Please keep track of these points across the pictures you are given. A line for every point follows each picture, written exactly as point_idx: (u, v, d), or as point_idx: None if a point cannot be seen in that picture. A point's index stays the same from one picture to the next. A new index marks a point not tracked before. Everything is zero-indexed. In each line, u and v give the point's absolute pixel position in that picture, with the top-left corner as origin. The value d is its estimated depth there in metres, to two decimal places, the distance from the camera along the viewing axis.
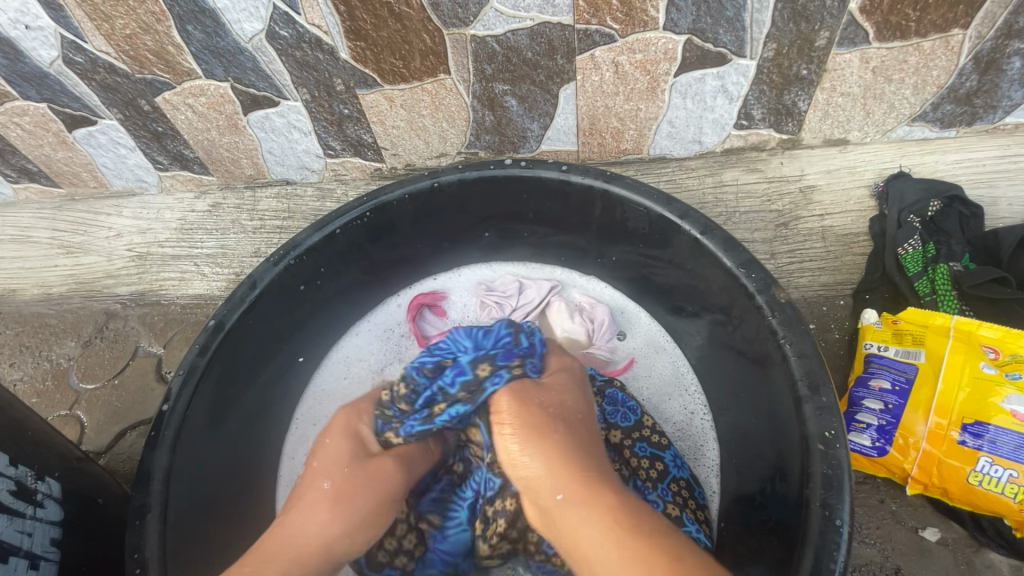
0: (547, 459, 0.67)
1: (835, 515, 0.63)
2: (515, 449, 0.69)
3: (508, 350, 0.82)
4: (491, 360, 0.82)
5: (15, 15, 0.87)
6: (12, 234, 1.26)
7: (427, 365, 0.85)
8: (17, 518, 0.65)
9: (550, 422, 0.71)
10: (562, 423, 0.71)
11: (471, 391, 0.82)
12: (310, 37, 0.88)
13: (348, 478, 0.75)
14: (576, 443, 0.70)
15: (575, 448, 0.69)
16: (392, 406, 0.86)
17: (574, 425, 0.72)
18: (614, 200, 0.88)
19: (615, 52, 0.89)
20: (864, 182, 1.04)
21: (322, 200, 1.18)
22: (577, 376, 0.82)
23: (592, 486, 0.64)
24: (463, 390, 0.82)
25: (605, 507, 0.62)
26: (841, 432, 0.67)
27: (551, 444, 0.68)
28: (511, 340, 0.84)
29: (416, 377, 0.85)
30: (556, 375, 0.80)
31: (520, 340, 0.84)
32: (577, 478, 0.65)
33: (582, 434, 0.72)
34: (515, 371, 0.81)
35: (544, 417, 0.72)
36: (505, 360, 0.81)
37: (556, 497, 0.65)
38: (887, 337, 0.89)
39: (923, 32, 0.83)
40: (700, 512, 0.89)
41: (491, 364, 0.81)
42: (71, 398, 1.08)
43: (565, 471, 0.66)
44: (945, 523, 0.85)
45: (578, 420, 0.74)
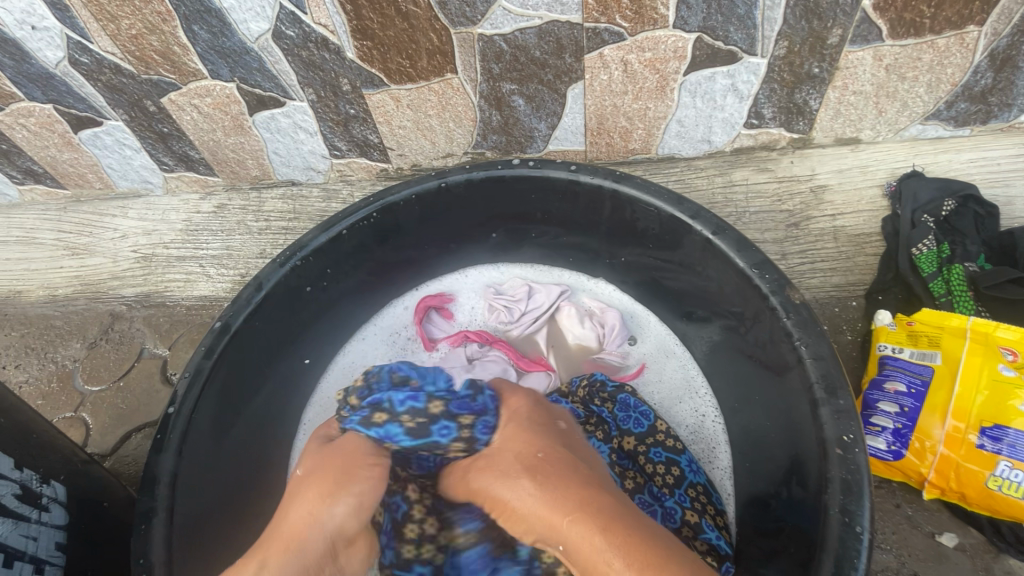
0: (531, 520, 0.64)
1: (855, 522, 0.62)
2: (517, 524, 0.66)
3: (464, 403, 0.82)
4: (445, 403, 0.82)
5: (21, 15, 0.86)
6: (17, 235, 1.26)
7: (399, 373, 0.87)
8: (22, 523, 0.64)
9: (516, 478, 0.67)
10: (528, 472, 0.67)
11: (413, 419, 0.81)
12: (316, 37, 0.88)
13: (319, 458, 0.74)
14: (551, 483, 0.66)
15: (553, 489, 0.65)
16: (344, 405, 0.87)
17: (540, 469, 0.68)
18: (624, 200, 0.87)
19: (624, 51, 0.88)
20: (876, 182, 1.02)
21: (327, 201, 1.18)
22: (523, 425, 0.75)
23: (581, 533, 0.60)
24: (408, 413, 0.82)
25: (600, 550, 0.58)
26: (859, 437, 0.65)
27: (525, 502, 0.65)
28: (472, 394, 0.84)
29: (380, 380, 0.86)
30: (507, 432, 0.76)
31: (479, 398, 0.83)
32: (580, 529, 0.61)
33: (554, 472, 0.67)
34: (464, 425, 0.81)
35: (508, 475, 0.69)
36: (457, 411, 0.82)
37: (558, 549, 0.62)
38: (901, 338, 0.88)
39: (938, 29, 0.82)
40: (719, 518, 0.87)
41: (444, 407, 0.82)
42: (77, 400, 1.08)
43: (551, 527, 0.62)
44: (962, 528, 0.83)
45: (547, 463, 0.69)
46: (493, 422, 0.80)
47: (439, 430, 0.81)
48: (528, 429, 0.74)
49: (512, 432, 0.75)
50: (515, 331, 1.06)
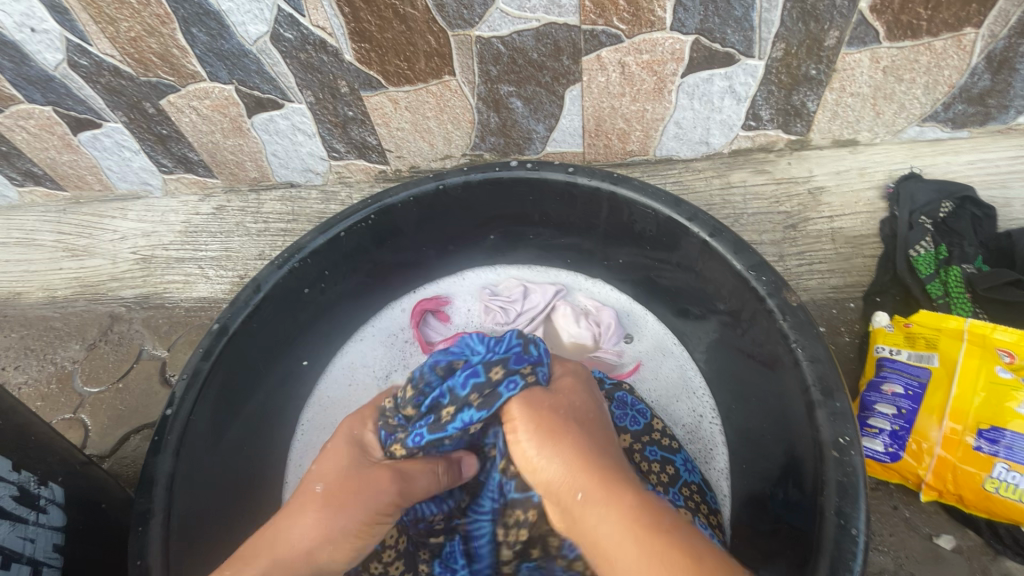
0: (564, 460, 0.66)
1: (851, 524, 0.62)
2: (531, 451, 0.69)
3: (520, 357, 0.80)
4: (503, 363, 0.79)
5: (21, 18, 0.87)
6: (17, 237, 1.26)
7: (442, 364, 0.85)
8: (19, 524, 0.65)
9: (565, 422, 0.70)
10: (578, 423, 0.70)
11: (482, 395, 0.78)
12: (314, 39, 0.88)
13: (342, 483, 0.72)
14: (592, 441, 0.68)
15: (585, 448, 0.67)
16: (398, 415, 0.83)
17: (586, 424, 0.71)
18: (621, 201, 0.87)
19: (621, 53, 0.88)
20: (874, 184, 1.02)
21: (326, 203, 1.18)
22: (585, 379, 0.80)
23: (613, 485, 0.62)
24: (473, 392, 0.78)
25: (626, 504, 0.60)
26: (856, 439, 0.65)
27: (565, 445, 0.67)
28: (521, 347, 0.82)
29: (427, 380, 0.83)
30: (565, 378, 0.79)
31: (530, 348, 0.82)
32: (597, 477, 0.63)
33: (596, 433, 0.70)
34: (528, 374, 0.78)
35: (556, 418, 0.71)
36: (517, 365, 0.79)
37: (575, 495, 0.63)
38: (899, 340, 0.88)
39: (934, 31, 0.82)
40: (712, 517, 0.87)
41: (504, 368, 0.79)
42: (75, 402, 1.08)
43: (582, 469, 0.64)
44: (960, 531, 0.83)
45: (590, 420, 0.72)
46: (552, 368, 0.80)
47: (509, 390, 0.76)
48: (586, 384, 0.79)
49: (571, 384, 0.78)
50: None
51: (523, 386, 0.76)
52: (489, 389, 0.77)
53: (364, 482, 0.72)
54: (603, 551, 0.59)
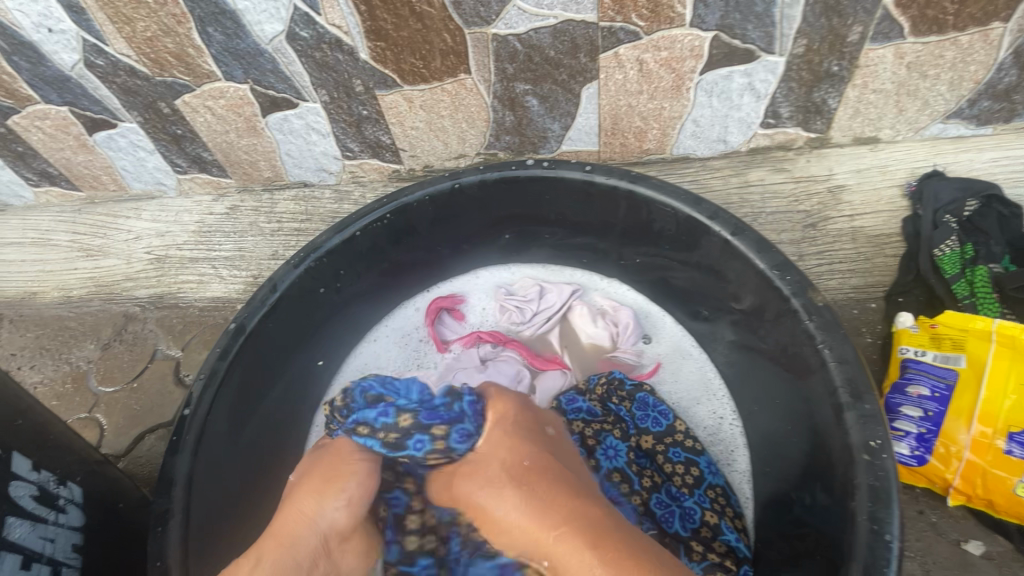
0: (517, 532, 0.66)
1: (884, 530, 0.60)
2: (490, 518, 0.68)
3: (439, 413, 0.78)
4: (415, 416, 0.78)
5: (38, 18, 0.87)
6: (32, 237, 1.26)
7: (372, 392, 0.81)
8: (40, 524, 0.64)
9: (502, 491, 0.68)
10: (514, 486, 0.68)
11: (391, 435, 0.78)
12: (330, 38, 0.87)
13: (312, 461, 0.78)
14: (538, 487, 0.67)
15: (534, 504, 0.66)
16: (332, 419, 0.85)
17: (525, 480, 0.68)
18: (640, 200, 0.86)
19: (639, 50, 0.87)
20: (897, 182, 1.00)
21: (339, 203, 1.18)
22: (513, 418, 0.77)
23: (571, 547, 0.62)
24: (383, 430, 0.78)
25: (590, 558, 0.60)
26: (887, 442, 0.64)
27: (512, 517, 0.66)
28: (445, 403, 0.78)
29: (356, 396, 0.82)
30: (492, 433, 0.75)
31: (453, 405, 0.78)
32: (552, 533, 0.63)
33: (540, 484, 0.67)
34: (437, 436, 0.77)
35: (494, 486, 0.69)
36: (428, 422, 0.77)
37: (544, 564, 0.64)
38: (924, 341, 0.86)
39: (961, 25, 0.81)
40: (738, 521, 0.86)
41: (416, 420, 0.78)
42: (91, 401, 1.08)
43: (538, 534, 0.64)
44: (989, 536, 0.81)
45: (525, 465, 0.70)
46: (471, 428, 0.76)
47: (415, 445, 0.77)
48: (517, 427, 0.75)
49: (500, 437, 0.74)
50: (527, 331, 1.05)
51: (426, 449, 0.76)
52: (398, 436, 0.77)
53: (330, 452, 0.79)
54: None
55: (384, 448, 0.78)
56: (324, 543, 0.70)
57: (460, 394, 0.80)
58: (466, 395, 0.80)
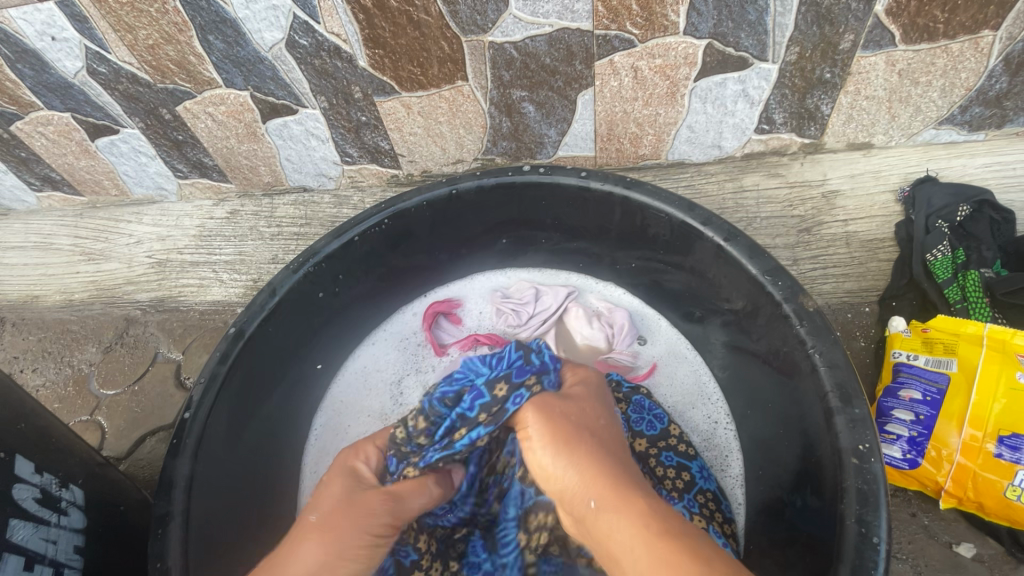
0: (576, 464, 0.62)
1: (872, 532, 0.61)
2: (547, 460, 0.64)
3: (523, 367, 0.75)
4: (507, 378, 0.75)
5: (42, 27, 0.88)
6: (35, 241, 1.28)
7: (449, 395, 0.78)
8: (43, 526, 0.65)
9: (578, 429, 0.65)
10: (589, 429, 0.65)
11: (492, 413, 0.75)
12: (328, 46, 0.89)
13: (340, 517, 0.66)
14: (606, 446, 0.64)
15: (596, 455, 0.62)
16: (408, 442, 0.78)
17: (599, 433, 0.65)
18: (635, 206, 0.87)
19: (634, 57, 0.88)
20: (889, 187, 1.02)
21: (339, 207, 1.19)
22: (598, 388, 0.75)
23: (623, 498, 0.57)
24: (483, 413, 0.75)
25: (640, 512, 0.56)
26: (876, 445, 0.65)
27: (577, 452, 0.62)
28: (523, 359, 0.77)
29: (433, 409, 0.78)
30: (577, 386, 0.73)
31: (531, 359, 0.77)
32: (608, 483, 0.59)
33: (611, 440, 0.66)
34: (534, 386, 0.74)
35: (570, 425, 0.66)
36: (522, 377, 0.75)
37: (590, 504, 0.59)
38: (916, 345, 0.87)
39: (951, 33, 0.82)
40: (727, 526, 0.87)
41: (507, 382, 0.75)
42: (92, 404, 1.10)
43: (593, 479, 0.60)
44: (981, 539, 0.82)
45: (601, 426, 0.67)
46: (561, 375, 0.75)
47: (517, 404, 0.73)
48: (601, 394, 0.74)
49: (584, 393, 0.72)
50: (525, 334, 1.06)
51: (531, 398, 0.72)
52: (499, 408, 0.74)
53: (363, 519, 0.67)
54: (622, 561, 0.55)
55: (491, 426, 0.76)
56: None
57: (532, 347, 0.78)
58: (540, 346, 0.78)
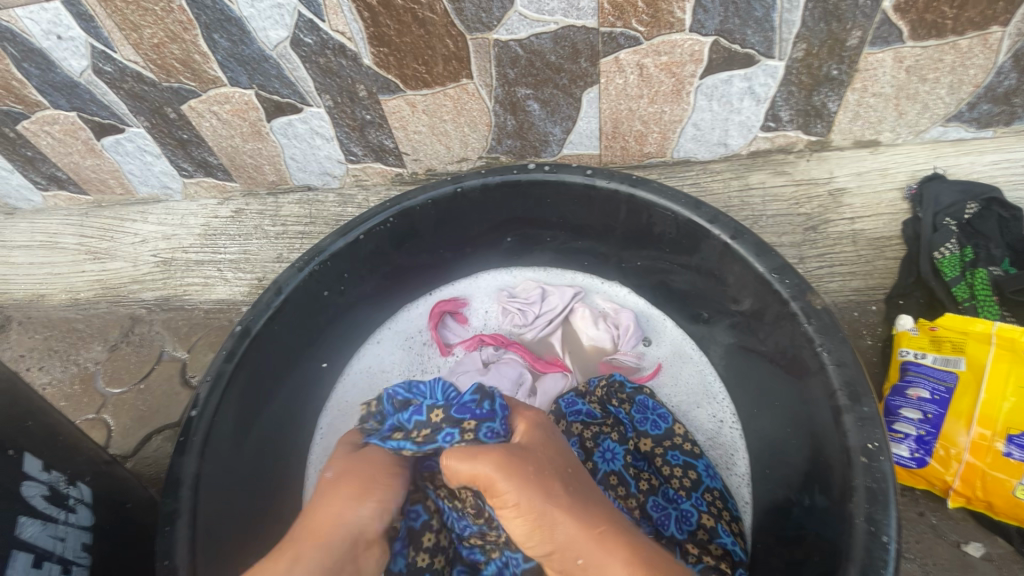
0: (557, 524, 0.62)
1: (881, 531, 0.61)
2: (525, 522, 0.63)
3: (467, 408, 0.80)
4: (445, 409, 0.81)
5: (48, 26, 0.88)
6: (41, 240, 1.28)
7: (398, 397, 0.88)
8: (51, 523, 0.65)
9: (551, 482, 0.66)
10: (560, 478, 0.67)
11: (423, 434, 0.81)
12: (333, 44, 0.89)
13: (352, 464, 0.76)
14: (582, 495, 0.66)
15: (579, 509, 0.64)
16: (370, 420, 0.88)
17: (572, 482, 0.67)
18: (640, 204, 0.87)
19: (640, 55, 0.88)
20: (897, 185, 1.01)
21: (343, 206, 1.19)
22: (546, 430, 0.76)
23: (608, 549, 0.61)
24: (416, 429, 0.82)
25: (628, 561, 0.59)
26: (885, 444, 0.65)
27: (558, 507, 0.63)
28: (474, 400, 0.80)
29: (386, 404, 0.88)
30: (528, 436, 0.74)
31: (483, 404, 0.80)
32: (597, 537, 0.61)
33: (582, 485, 0.68)
34: (467, 429, 0.79)
35: (543, 476, 0.67)
36: (458, 416, 0.80)
37: (576, 560, 0.61)
38: (924, 344, 0.86)
39: (960, 29, 0.81)
40: (734, 525, 0.86)
41: (443, 413, 0.81)
42: (98, 402, 1.10)
43: (581, 537, 0.62)
44: (989, 538, 0.82)
45: (570, 473, 0.69)
46: (499, 429, 0.77)
47: (445, 439, 0.80)
48: (551, 436, 0.75)
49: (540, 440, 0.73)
50: (529, 334, 1.06)
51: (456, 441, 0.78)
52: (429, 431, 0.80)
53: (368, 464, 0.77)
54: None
55: (420, 446, 0.81)
56: (351, 548, 0.66)
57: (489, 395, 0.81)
58: (499, 397, 0.81)
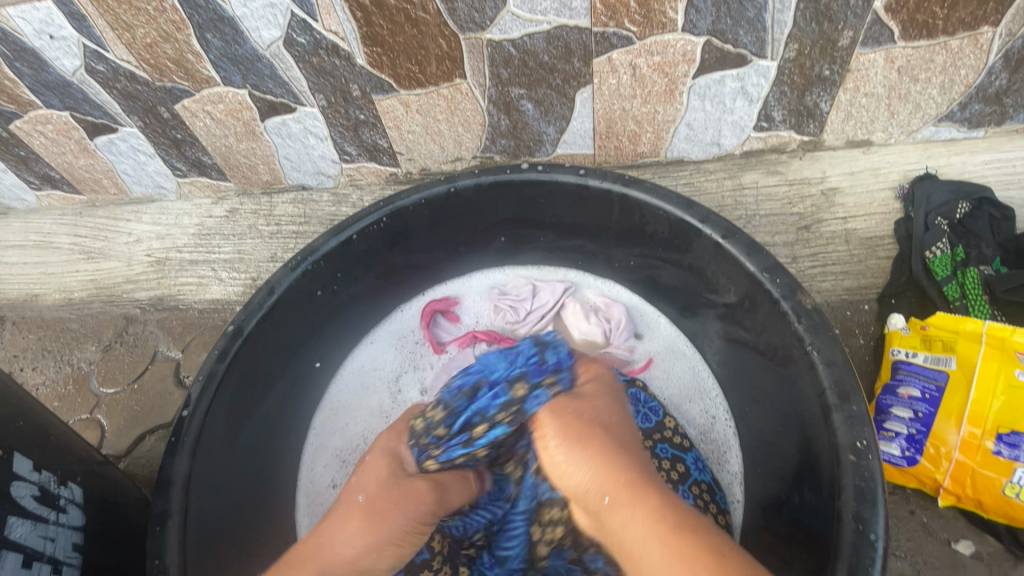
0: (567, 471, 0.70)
1: (869, 529, 0.61)
2: (560, 457, 0.71)
3: (541, 367, 0.81)
4: (525, 378, 0.81)
5: (40, 25, 0.88)
6: (35, 240, 1.28)
7: (466, 386, 0.85)
8: (41, 523, 0.65)
9: (589, 428, 0.72)
10: (602, 427, 0.72)
11: (512, 412, 0.82)
12: (326, 44, 0.89)
13: (381, 501, 0.75)
14: (617, 443, 0.71)
15: (607, 455, 0.68)
16: (428, 433, 0.86)
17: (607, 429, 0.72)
18: (633, 204, 0.87)
19: (633, 55, 0.88)
20: (889, 184, 1.01)
21: (338, 206, 1.19)
22: (610, 385, 0.81)
23: (630, 493, 0.64)
24: (503, 412, 0.82)
25: (650, 507, 0.62)
26: (873, 443, 0.65)
27: (590, 449, 0.69)
28: (539, 356, 0.82)
29: (454, 401, 0.85)
30: (589, 385, 0.80)
31: (547, 356, 0.82)
32: (620, 479, 0.65)
33: (623, 435, 0.73)
34: (550, 384, 0.81)
35: (583, 424, 0.73)
36: (539, 378, 0.81)
37: (603, 498, 0.66)
38: (915, 342, 0.86)
39: (951, 30, 0.81)
40: (721, 517, 0.88)
41: (525, 385, 0.81)
42: (92, 402, 1.10)
43: (607, 476, 0.66)
44: (979, 536, 0.82)
45: (612, 422, 0.74)
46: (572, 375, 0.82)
47: (536, 403, 0.80)
48: (612, 391, 0.80)
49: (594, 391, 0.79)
50: (523, 330, 1.06)
51: (549, 399, 0.79)
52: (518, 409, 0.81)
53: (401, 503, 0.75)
54: (631, 551, 0.63)
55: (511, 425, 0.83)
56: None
57: (546, 346, 0.83)
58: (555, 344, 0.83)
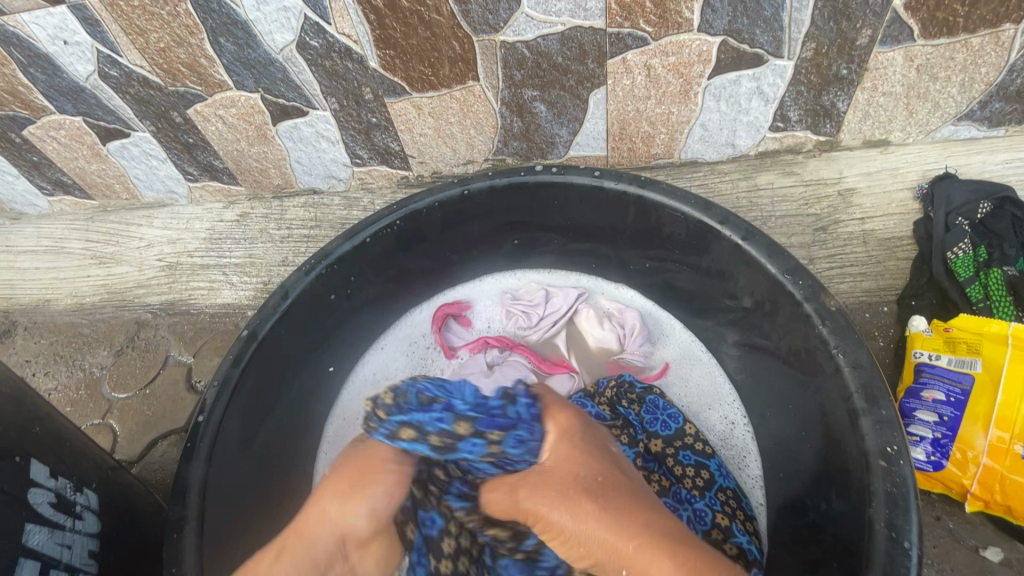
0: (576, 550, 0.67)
1: (903, 537, 0.60)
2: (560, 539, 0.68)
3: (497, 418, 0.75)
4: (474, 420, 0.75)
5: (54, 31, 0.88)
6: (46, 245, 1.28)
7: (427, 393, 0.76)
8: (58, 531, 0.65)
9: (576, 498, 0.68)
10: (590, 491, 0.68)
11: (443, 441, 0.75)
12: (339, 47, 0.88)
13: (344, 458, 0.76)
14: (614, 506, 0.67)
15: (614, 518, 0.65)
16: (372, 415, 0.77)
17: (603, 491, 0.68)
18: (649, 205, 0.86)
19: (648, 55, 0.87)
20: (907, 185, 1.00)
21: (349, 209, 1.18)
22: (577, 430, 0.76)
23: (649, 558, 0.62)
24: (435, 435, 0.74)
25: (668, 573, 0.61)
26: (904, 447, 0.64)
27: (588, 524, 0.66)
28: (503, 408, 0.76)
29: (407, 397, 0.75)
30: (558, 444, 0.73)
31: (510, 410, 0.76)
32: (632, 550, 0.63)
33: (617, 492, 0.69)
34: (494, 440, 0.75)
35: (570, 492, 0.68)
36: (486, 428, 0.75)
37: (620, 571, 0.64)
38: (939, 345, 0.85)
39: (971, 27, 0.80)
40: (749, 524, 0.86)
41: (472, 425, 0.75)
42: (104, 407, 1.10)
43: (615, 548, 0.64)
44: (1008, 543, 0.81)
45: (602, 480, 0.70)
46: (527, 436, 0.74)
47: (469, 448, 0.76)
48: (581, 437, 0.75)
49: (569, 449, 0.73)
50: (534, 336, 1.05)
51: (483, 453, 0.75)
52: (451, 441, 0.74)
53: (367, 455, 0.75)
54: None
55: (437, 451, 0.76)
56: (339, 545, 0.70)
57: (513, 399, 0.77)
58: (524, 399, 0.77)
